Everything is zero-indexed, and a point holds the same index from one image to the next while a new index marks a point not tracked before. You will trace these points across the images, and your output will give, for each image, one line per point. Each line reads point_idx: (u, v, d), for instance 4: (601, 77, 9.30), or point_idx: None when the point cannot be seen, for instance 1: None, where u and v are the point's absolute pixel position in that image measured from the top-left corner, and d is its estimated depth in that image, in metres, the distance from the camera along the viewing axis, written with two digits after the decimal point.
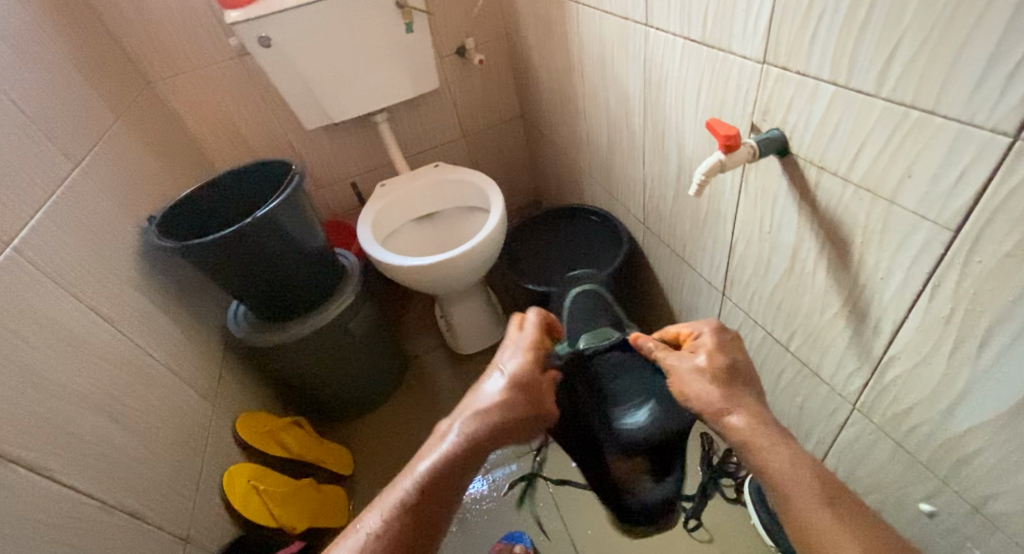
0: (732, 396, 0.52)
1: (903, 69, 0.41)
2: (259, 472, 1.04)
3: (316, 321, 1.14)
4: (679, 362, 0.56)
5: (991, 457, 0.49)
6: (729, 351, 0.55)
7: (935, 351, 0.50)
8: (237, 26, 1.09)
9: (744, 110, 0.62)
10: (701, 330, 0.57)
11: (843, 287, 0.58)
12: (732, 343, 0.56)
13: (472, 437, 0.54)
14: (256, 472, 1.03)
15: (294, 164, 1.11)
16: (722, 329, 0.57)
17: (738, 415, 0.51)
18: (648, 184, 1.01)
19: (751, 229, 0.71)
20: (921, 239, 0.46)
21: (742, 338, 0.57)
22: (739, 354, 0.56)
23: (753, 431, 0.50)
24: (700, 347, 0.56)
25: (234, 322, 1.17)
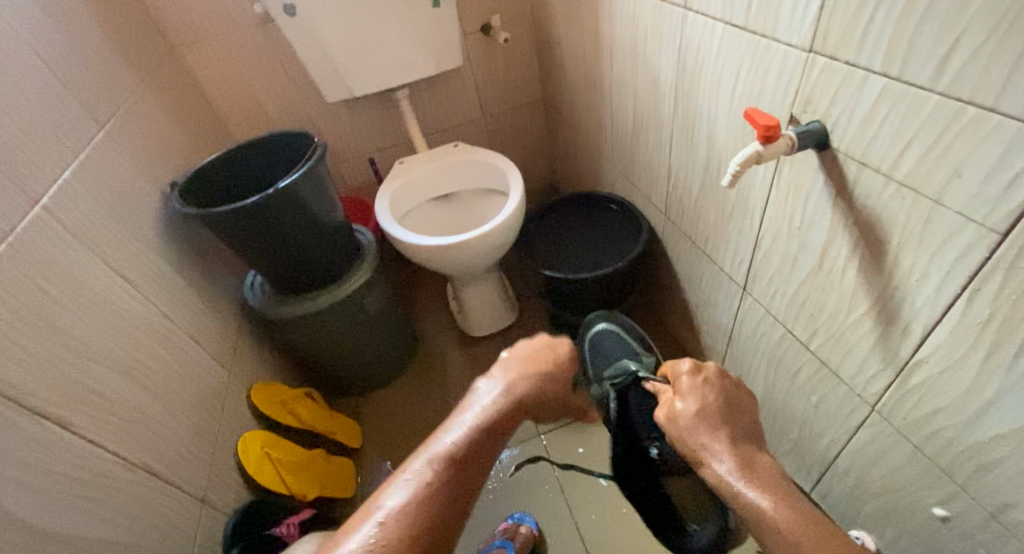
0: (700, 441, 0.51)
1: (964, 63, 0.39)
2: (272, 439, 1.06)
3: (332, 295, 1.14)
4: (664, 409, 0.56)
5: (1014, 466, 0.48)
6: (697, 392, 0.54)
7: (967, 357, 0.49)
8: None
9: (783, 100, 0.60)
10: (677, 372, 0.57)
11: (873, 286, 0.57)
12: (703, 383, 0.55)
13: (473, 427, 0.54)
14: (269, 439, 1.05)
15: (315, 138, 1.10)
16: (694, 370, 0.56)
17: (711, 463, 0.49)
18: (673, 174, 0.99)
19: (779, 224, 0.70)
20: (965, 241, 0.44)
21: (722, 373, 0.56)
22: (709, 394, 0.54)
23: (731, 480, 0.47)
24: (678, 393, 0.55)
25: (252, 292, 1.18)
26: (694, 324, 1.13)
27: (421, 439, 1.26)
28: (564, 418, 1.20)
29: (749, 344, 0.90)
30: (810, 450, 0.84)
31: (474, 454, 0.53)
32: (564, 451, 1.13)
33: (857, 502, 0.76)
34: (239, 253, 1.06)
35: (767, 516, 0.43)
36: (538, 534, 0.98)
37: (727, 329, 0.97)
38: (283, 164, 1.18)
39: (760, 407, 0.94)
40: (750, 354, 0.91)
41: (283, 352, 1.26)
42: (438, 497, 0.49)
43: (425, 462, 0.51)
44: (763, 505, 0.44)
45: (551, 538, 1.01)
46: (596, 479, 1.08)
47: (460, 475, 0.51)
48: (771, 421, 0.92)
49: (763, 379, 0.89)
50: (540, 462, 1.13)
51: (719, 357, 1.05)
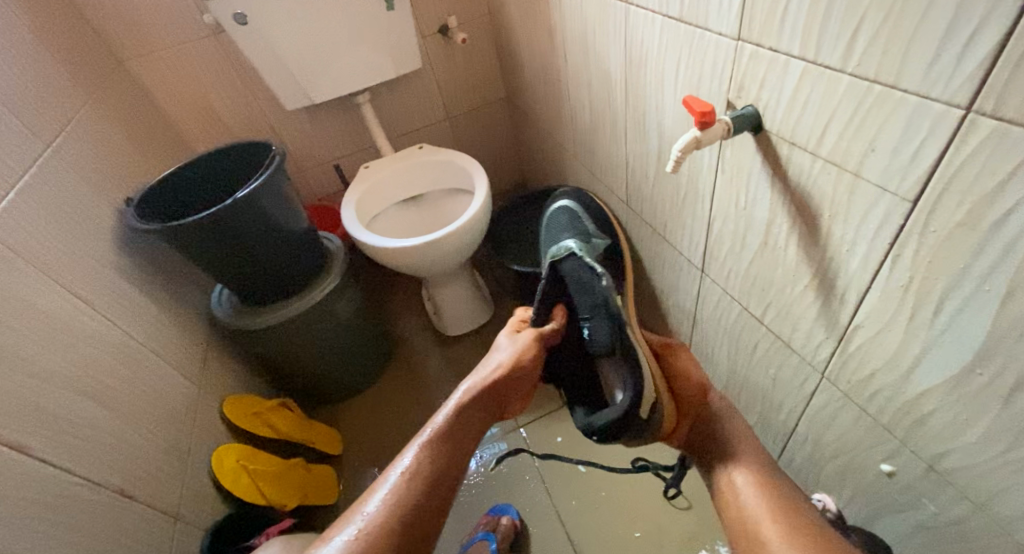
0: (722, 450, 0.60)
1: (867, 44, 0.42)
2: (248, 451, 1.05)
3: (301, 304, 1.14)
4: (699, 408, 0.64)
5: (943, 417, 0.52)
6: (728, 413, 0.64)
7: (895, 319, 0.52)
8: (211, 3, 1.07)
9: (720, 87, 0.63)
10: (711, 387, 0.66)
11: (812, 259, 0.60)
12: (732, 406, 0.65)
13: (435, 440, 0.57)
14: (245, 452, 1.04)
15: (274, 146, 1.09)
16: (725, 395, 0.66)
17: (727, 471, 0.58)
18: (630, 164, 1.02)
19: (727, 206, 0.73)
20: (883, 211, 0.47)
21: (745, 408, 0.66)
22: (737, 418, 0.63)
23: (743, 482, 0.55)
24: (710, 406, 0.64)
25: (218, 305, 1.17)
26: (661, 310, 1.16)
27: (401, 442, 1.26)
28: (542, 410, 1.22)
29: (711, 324, 0.93)
30: (773, 422, 0.87)
31: (444, 462, 0.56)
32: (543, 441, 1.15)
33: (817, 466, 0.80)
34: (201, 267, 1.05)
35: (750, 503, 0.53)
36: (520, 524, 1.00)
37: (690, 312, 1.00)
38: (243, 175, 1.16)
39: (726, 384, 0.97)
40: (713, 334, 0.94)
41: (255, 364, 1.25)
42: (407, 509, 0.52)
43: (391, 482, 0.54)
44: (756, 499, 0.53)
45: (533, 527, 1.03)
46: (576, 466, 1.10)
47: (430, 487, 0.54)
48: (737, 397, 0.96)
49: (726, 356, 0.93)
50: (521, 454, 1.14)
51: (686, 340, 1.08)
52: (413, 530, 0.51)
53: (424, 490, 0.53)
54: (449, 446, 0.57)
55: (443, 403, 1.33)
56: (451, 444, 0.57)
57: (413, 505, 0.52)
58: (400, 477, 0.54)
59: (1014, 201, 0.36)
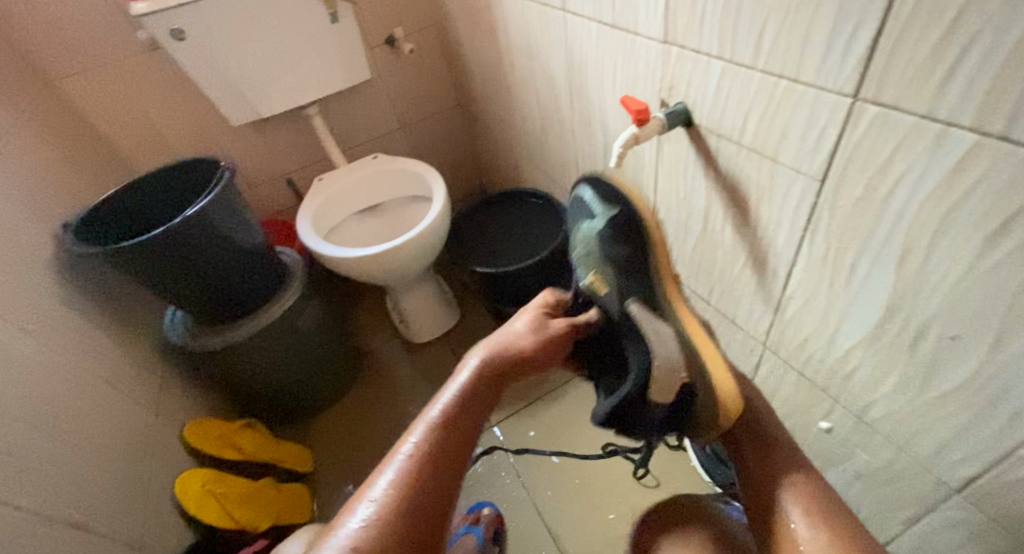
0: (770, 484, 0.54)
1: (772, 44, 0.48)
2: (214, 476, 1.03)
3: (261, 321, 1.13)
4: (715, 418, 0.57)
5: (864, 372, 0.58)
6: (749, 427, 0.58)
7: (817, 288, 0.58)
8: (144, 18, 1.04)
9: (653, 87, 0.68)
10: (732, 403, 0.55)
11: (746, 240, 0.66)
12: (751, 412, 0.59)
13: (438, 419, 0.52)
14: (211, 477, 1.02)
15: (222, 161, 1.08)
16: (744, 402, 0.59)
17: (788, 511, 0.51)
18: (580, 163, 1.07)
19: (670, 197, 0.78)
20: (799, 191, 0.53)
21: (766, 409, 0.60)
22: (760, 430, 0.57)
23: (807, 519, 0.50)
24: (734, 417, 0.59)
25: (172, 329, 1.14)
26: None
27: (376, 452, 1.27)
28: (512, 407, 1.25)
29: None
30: None
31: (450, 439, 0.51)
32: (516, 437, 1.18)
33: None
34: (153, 290, 1.03)
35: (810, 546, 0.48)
36: (499, 520, 1.03)
37: None
38: (190, 192, 1.14)
39: None
40: None
41: (211, 386, 1.22)
42: (412, 490, 0.46)
43: (399, 462, 0.48)
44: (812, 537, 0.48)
45: (511, 521, 1.06)
46: (549, 457, 1.13)
47: (440, 462, 0.49)
48: None
49: None
50: (495, 452, 1.17)
51: None
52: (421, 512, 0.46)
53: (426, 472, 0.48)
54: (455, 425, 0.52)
55: (416, 410, 1.34)
56: (459, 422, 0.52)
57: (419, 487, 0.47)
58: (407, 458, 0.49)
59: (900, 175, 0.42)
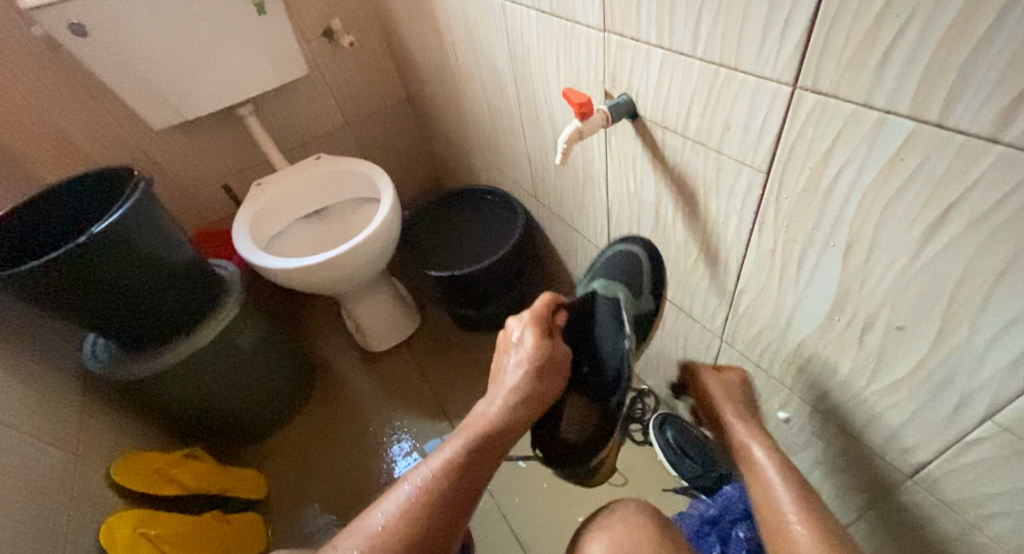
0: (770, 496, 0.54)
1: (709, 29, 0.45)
2: (146, 517, 0.94)
3: (194, 343, 1.06)
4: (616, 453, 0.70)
5: (817, 362, 0.57)
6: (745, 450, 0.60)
7: (768, 281, 0.57)
8: (35, 12, 0.94)
9: (596, 79, 0.65)
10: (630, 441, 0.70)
11: (697, 234, 0.65)
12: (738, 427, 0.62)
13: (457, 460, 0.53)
14: (143, 518, 0.94)
15: (137, 171, 0.99)
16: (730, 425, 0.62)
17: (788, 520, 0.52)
18: (531, 157, 1.03)
19: (621, 191, 0.76)
20: (745, 183, 0.51)
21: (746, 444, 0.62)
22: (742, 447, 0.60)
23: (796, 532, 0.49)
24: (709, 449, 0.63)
25: (92, 358, 1.06)
26: None
27: (339, 469, 1.22)
28: None
29: None
30: None
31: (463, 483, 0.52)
32: None
33: None
34: (65, 317, 0.94)
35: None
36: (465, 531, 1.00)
37: None
38: (103, 207, 1.04)
39: (646, 359, 1.02)
40: None
41: (142, 415, 1.13)
42: (418, 529, 0.49)
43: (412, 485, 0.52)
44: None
45: (479, 532, 1.03)
46: (516, 462, 1.11)
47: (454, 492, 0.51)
48: (656, 369, 1.01)
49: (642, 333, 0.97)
50: None
51: None
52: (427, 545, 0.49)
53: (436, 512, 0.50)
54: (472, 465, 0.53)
55: (377, 421, 1.30)
56: (473, 466, 0.53)
57: (423, 527, 0.49)
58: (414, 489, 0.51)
59: (840, 164, 0.40)
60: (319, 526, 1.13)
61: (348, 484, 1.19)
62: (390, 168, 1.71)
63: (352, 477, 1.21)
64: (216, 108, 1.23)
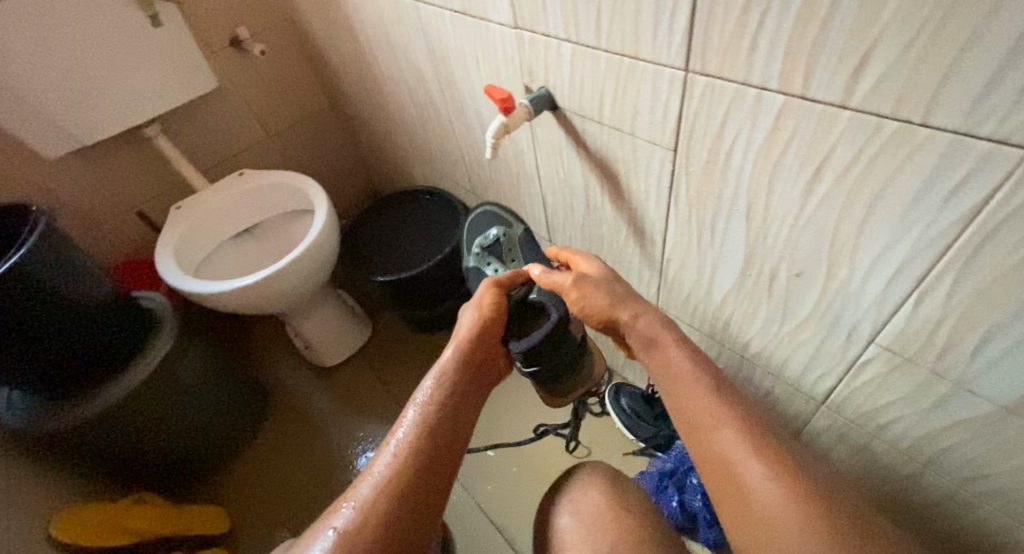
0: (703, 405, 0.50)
1: (609, 21, 0.49)
2: None
3: (124, 384, 1.01)
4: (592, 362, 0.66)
5: (737, 316, 0.64)
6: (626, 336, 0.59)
7: (689, 248, 0.63)
8: None
9: (514, 73, 0.69)
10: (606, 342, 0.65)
11: (624, 211, 0.70)
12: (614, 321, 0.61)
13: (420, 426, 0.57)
14: None
15: (35, 207, 0.94)
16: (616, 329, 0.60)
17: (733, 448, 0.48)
18: (464, 153, 1.06)
19: (552, 180, 0.80)
20: (658, 160, 0.56)
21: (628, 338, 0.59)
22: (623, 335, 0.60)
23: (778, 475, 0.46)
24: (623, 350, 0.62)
25: (9, 412, 0.99)
26: None
27: (306, 491, 1.21)
28: None
29: None
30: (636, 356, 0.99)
31: (437, 440, 0.57)
32: None
33: None
34: None
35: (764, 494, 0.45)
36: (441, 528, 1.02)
37: None
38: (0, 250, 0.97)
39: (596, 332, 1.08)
40: None
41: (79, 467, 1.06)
42: (407, 479, 0.54)
43: (398, 441, 0.57)
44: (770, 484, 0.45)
45: (456, 527, 1.05)
46: (485, 452, 1.14)
47: (432, 440, 0.57)
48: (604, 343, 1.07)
49: None
50: None
51: None
52: (418, 494, 0.53)
53: (416, 472, 0.54)
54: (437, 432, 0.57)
55: (339, 435, 1.29)
56: (449, 418, 0.59)
57: (414, 480, 0.54)
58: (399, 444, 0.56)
59: (733, 138, 0.46)
60: None
61: (316, 502, 1.19)
62: (322, 175, 1.67)
63: (322, 495, 1.20)
64: (117, 129, 1.16)
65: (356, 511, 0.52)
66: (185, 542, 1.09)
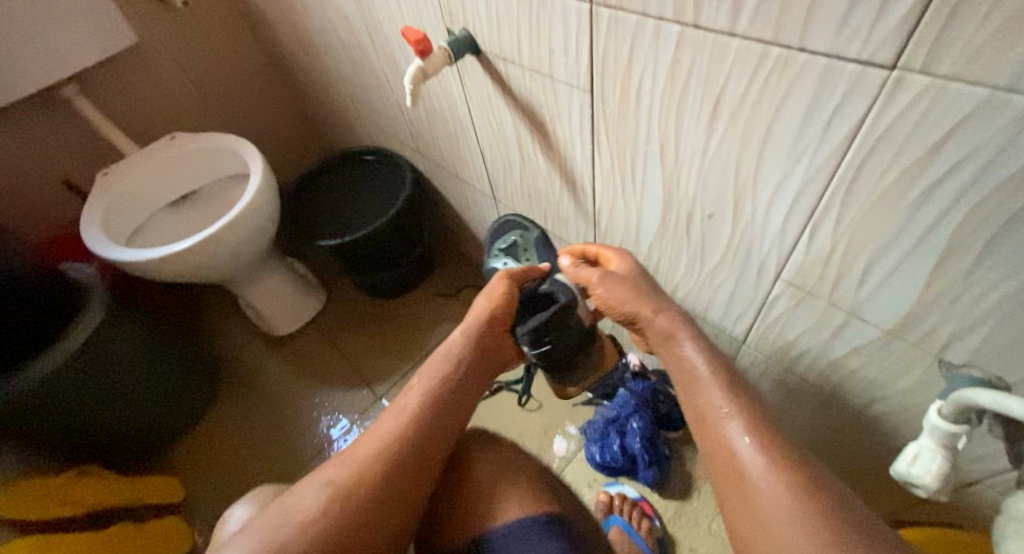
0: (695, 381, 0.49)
1: None
2: (40, 543, 0.88)
3: (54, 357, 0.97)
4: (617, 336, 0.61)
5: (664, 262, 0.65)
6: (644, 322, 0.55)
7: (615, 195, 0.63)
8: None
9: (436, 17, 0.66)
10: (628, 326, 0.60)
11: (554, 161, 0.69)
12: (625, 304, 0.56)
13: (417, 409, 0.56)
14: (37, 545, 0.87)
15: None
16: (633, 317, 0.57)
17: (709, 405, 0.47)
18: (403, 108, 1.02)
19: (486, 132, 0.79)
20: (577, 104, 0.55)
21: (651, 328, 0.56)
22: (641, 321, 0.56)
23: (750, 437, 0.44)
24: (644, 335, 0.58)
25: None
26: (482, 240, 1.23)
27: (262, 458, 1.21)
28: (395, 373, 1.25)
29: None
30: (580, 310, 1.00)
31: (437, 419, 0.56)
32: None
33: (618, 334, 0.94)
34: None
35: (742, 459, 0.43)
36: None
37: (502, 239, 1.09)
38: None
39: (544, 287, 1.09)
40: None
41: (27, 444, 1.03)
42: (404, 451, 0.53)
43: (400, 412, 0.56)
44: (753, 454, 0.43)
45: None
46: None
47: (433, 418, 0.56)
48: None
49: None
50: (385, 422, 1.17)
51: None
52: (412, 469, 0.53)
53: (413, 446, 0.54)
54: (435, 415, 0.56)
55: (294, 402, 1.28)
56: (451, 399, 0.58)
57: (410, 454, 0.53)
58: (402, 414, 0.56)
59: (641, 76, 0.45)
60: None
61: (273, 467, 1.19)
62: (273, 143, 1.57)
63: (279, 461, 1.20)
64: (25, 88, 1.08)
65: (351, 475, 0.51)
66: (140, 513, 1.07)
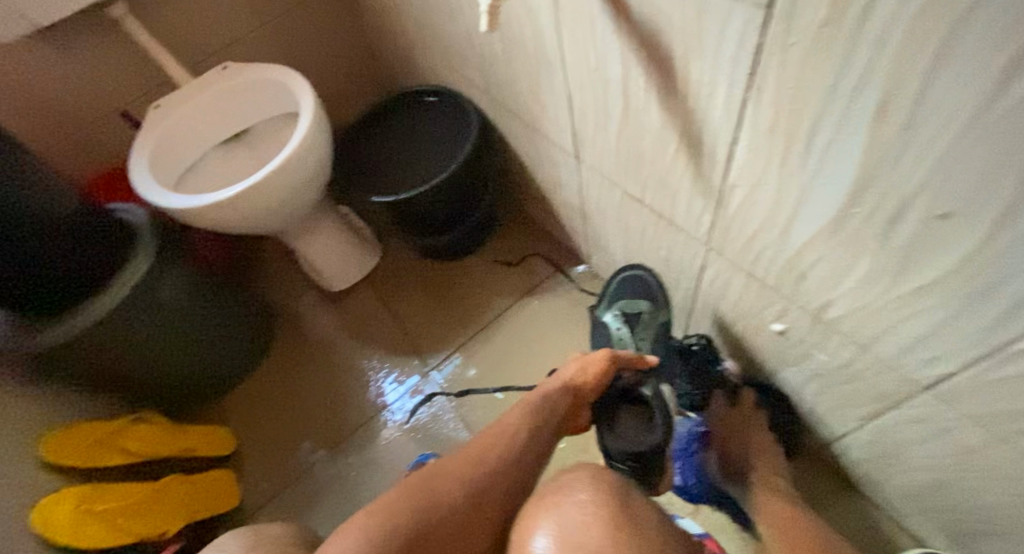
0: None
1: None
2: (89, 490, 0.85)
3: (104, 303, 0.91)
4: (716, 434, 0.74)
5: (822, 268, 0.46)
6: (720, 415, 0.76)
7: (767, 169, 0.44)
8: None
9: None
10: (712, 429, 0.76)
11: (675, 115, 0.50)
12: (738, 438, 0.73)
13: (496, 443, 0.59)
14: (85, 492, 0.84)
15: None
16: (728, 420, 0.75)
17: None
18: (475, 39, 0.85)
19: (579, 71, 0.60)
20: (739, 27, 0.36)
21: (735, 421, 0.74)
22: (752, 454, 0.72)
23: None
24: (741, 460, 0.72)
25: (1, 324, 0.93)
26: (554, 203, 1.06)
27: (311, 416, 1.15)
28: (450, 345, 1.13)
29: (599, 210, 0.85)
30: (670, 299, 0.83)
31: (510, 461, 0.58)
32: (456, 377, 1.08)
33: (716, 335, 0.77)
34: None
35: None
36: None
37: (580, 206, 0.92)
38: None
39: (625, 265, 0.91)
40: (602, 221, 0.86)
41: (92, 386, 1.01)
42: (477, 481, 0.55)
43: (482, 443, 0.59)
44: None
45: None
46: (494, 394, 1.09)
47: (507, 461, 0.58)
48: None
49: (620, 241, 0.85)
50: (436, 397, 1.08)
51: (584, 232, 1.01)
52: (480, 501, 0.55)
53: (484, 477, 0.56)
54: (510, 454, 0.58)
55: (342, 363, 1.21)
56: (526, 448, 0.60)
57: (481, 486, 0.55)
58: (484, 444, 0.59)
59: None
60: (309, 462, 1.10)
61: (321, 426, 1.13)
62: (332, 79, 1.43)
63: (326, 421, 1.14)
64: (70, 6, 0.98)
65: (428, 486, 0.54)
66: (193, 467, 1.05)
